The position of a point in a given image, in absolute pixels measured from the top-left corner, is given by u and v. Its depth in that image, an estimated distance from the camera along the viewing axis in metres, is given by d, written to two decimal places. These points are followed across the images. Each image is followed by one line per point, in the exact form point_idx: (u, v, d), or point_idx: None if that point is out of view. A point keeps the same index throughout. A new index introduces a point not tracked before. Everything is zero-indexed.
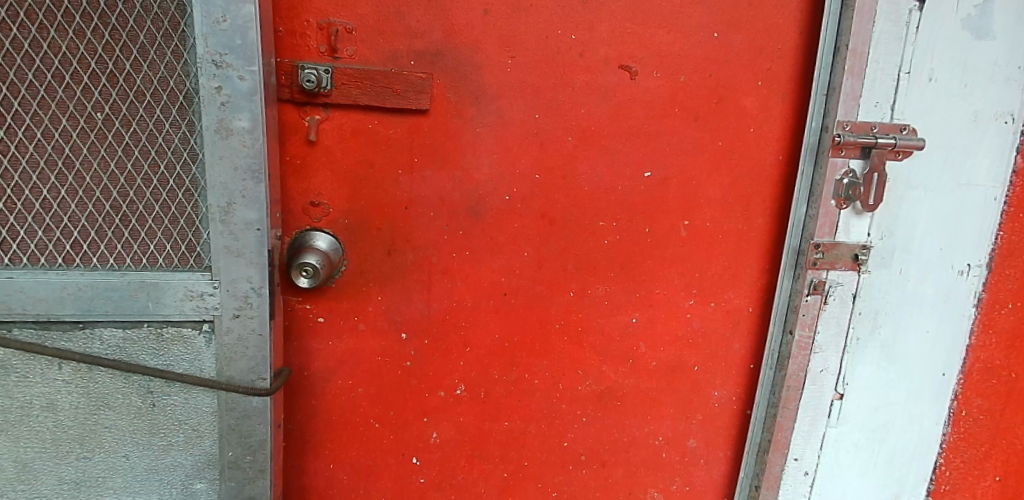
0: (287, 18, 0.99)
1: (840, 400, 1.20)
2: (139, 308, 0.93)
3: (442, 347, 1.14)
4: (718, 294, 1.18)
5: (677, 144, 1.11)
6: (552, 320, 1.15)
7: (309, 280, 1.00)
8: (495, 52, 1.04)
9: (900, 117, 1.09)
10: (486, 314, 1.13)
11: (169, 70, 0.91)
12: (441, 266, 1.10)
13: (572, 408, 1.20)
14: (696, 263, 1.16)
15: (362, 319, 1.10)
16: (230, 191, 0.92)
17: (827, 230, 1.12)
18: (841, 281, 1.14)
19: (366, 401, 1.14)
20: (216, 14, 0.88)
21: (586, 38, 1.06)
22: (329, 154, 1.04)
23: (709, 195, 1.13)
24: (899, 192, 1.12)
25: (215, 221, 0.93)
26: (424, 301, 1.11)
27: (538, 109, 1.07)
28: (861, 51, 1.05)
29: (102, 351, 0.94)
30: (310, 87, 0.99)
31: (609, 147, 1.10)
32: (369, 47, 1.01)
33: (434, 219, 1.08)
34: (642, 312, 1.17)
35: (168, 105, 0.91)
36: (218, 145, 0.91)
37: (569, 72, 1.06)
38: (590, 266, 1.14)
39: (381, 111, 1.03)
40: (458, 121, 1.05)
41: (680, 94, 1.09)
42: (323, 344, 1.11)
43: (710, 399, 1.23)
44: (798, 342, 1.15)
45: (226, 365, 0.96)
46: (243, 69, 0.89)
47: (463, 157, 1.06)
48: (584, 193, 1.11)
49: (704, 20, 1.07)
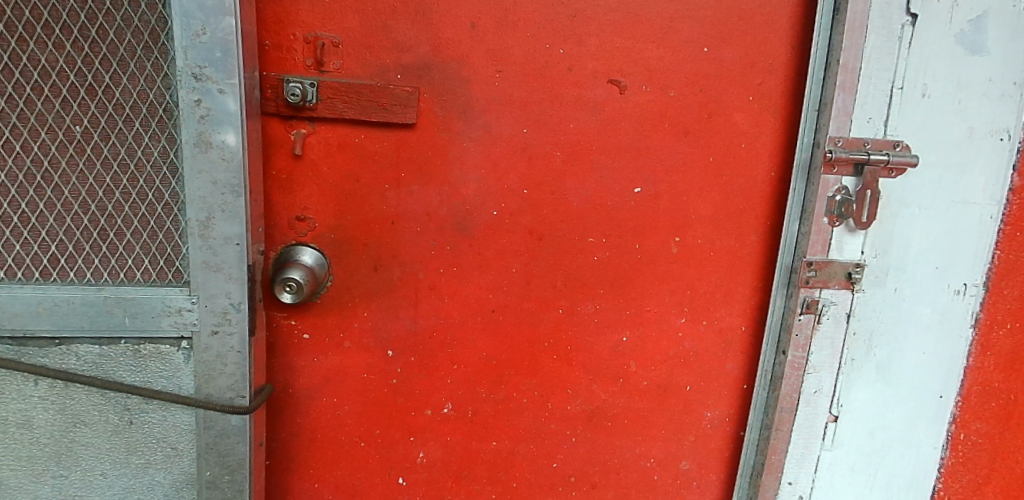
0: (274, 32, 0.98)
1: (835, 422, 1.17)
2: (115, 324, 0.92)
3: (429, 365, 1.13)
4: (710, 312, 1.17)
5: (667, 159, 1.10)
6: (542, 338, 1.15)
7: (291, 296, 1.00)
8: (482, 66, 1.03)
9: (893, 133, 1.07)
10: (474, 332, 1.13)
11: (148, 83, 0.90)
12: (428, 282, 1.10)
13: (562, 428, 1.18)
14: (687, 281, 1.15)
15: (348, 336, 1.10)
16: (209, 205, 0.91)
17: (821, 248, 1.09)
18: (835, 300, 1.12)
19: (351, 420, 1.13)
20: (197, 26, 0.87)
21: (575, 52, 1.05)
22: (315, 169, 1.03)
23: (700, 211, 1.12)
24: (892, 210, 1.10)
25: (193, 235, 0.91)
26: (410, 318, 1.11)
27: (526, 123, 1.06)
28: (853, 66, 1.04)
29: (78, 368, 0.92)
30: (295, 101, 0.98)
31: (598, 162, 1.08)
32: (356, 61, 1.00)
33: (420, 234, 1.07)
34: (633, 331, 1.16)
35: (148, 118, 0.90)
36: (197, 158, 0.90)
37: (557, 86, 1.05)
38: (579, 283, 1.13)
39: (367, 125, 1.02)
40: (445, 135, 1.04)
41: (670, 109, 1.08)
42: (308, 361, 1.10)
43: (703, 420, 1.21)
44: (792, 362, 1.13)
45: (204, 383, 0.94)
46: (224, 82, 0.88)
47: (451, 172, 1.06)
48: (573, 209, 1.10)
49: (694, 34, 1.06)
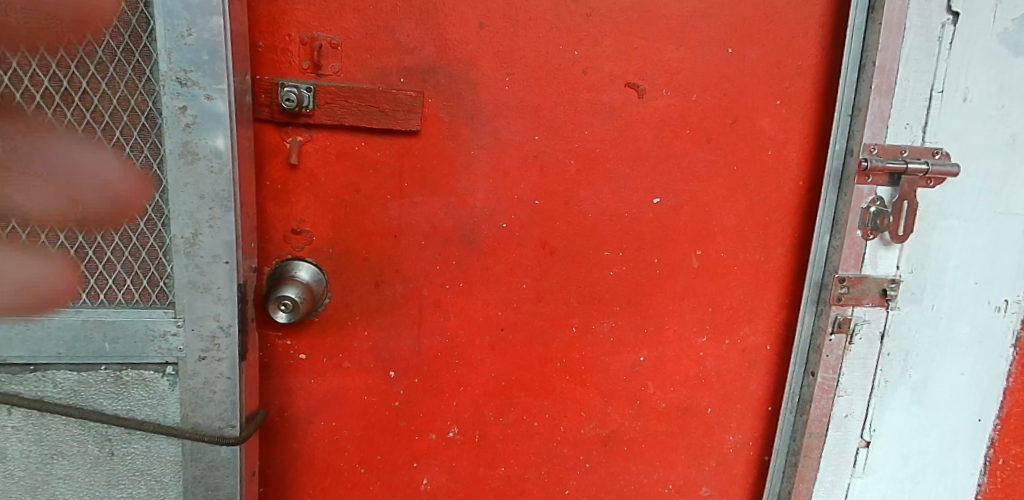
0: (268, 32, 0.91)
1: (867, 447, 1.10)
2: (94, 349, 0.85)
3: (434, 387, 1.06)
4: (733, 331, 1.10)
5: (688, 168, 1.02)
6: (554, 357, 1.08)
7: (287, 315, 0.93)
8: (491, 68, 0.96)
9: (932, 140, 1.00)
10: (482, 351, 1.06)
11: (129, 89, 0.83)
12: (432, 298, 1.03)
13: (575, 453, 1.11)
14: (709, 297, 1.08)
15: (348, 357, 1.03)
16: (196, 221, 0.84)
17: (854, 263, 1.02)
18: (868, 318, 1.04)
19: (351, 445, 1.06)
20: (181, 26, 0.80)
21: (590, 53, 0.98)
22: (312, 179, 0.96)
23: (723, 223, 1.05)
24: (930, 222, 1.03)
25: (179, 253, 0.84)
26: (414, 337, 1.04)
27: (538, 130, 0.99)
28: (889, 68, 0.96)
29: (54, 396, 0.85)
30: (290, 106, 0.91)
31: (614, 171, 1.01)
32: (356, 63, 0.93)
33: (425, 248, 1.00)
34: (651, 350, 1.09)
35: (129, 126, 0.83)
36: (183, 170, 0.83)
37: (571, 90, 0.98)
38: (594, 299, 1.06)
39: (368, 132, 0.95)
40: (452, 143, 0.97)
41: (691, 114, 1.01)
42: (304, 383, 1.03)
43: (725, 444, 1.14)
44: (822, 384, 1.06)
45: (191, 411, 0.87)
46: (211, 87, 0.81)
47: (458, 182, 0.99)
48: (587, 221, 1.03)
49: (717, 34, 0.99)
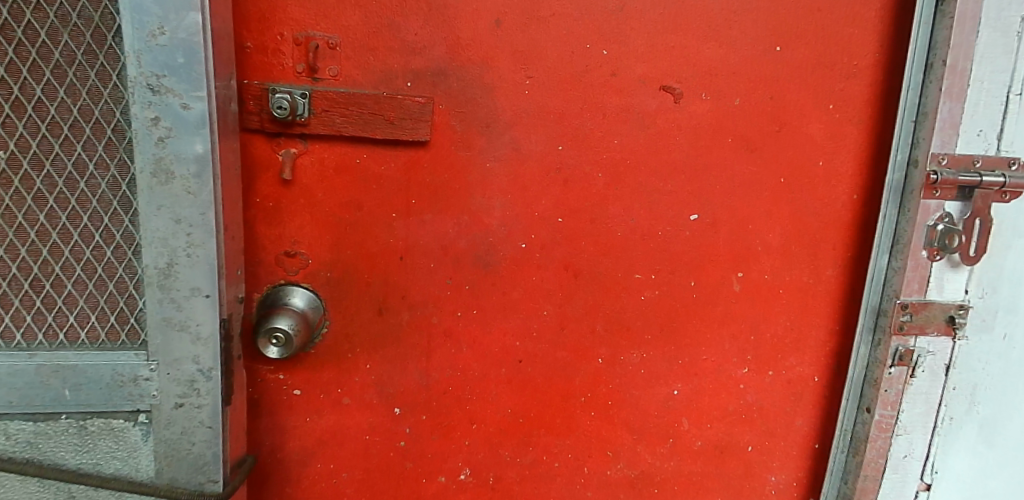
0: (257, 31, 0.80)
1: (928, 491, 0.99)
2: (52, 397, 0.74)
3: (444, 425, 0.95)
4: (777, 361, 0.98)
5: (730, 180, 0.91)
6: (577, 392, 0.96)
7: (278, 350, 0.82)
8: (508, 70, 0.85)
9: (1009, 149, 0.88)
10: (497, 386, 0.95)
11: (92, 97, 0.72)
12: (442, 327, 0.92)
13: (600, 496, 1.00)
14: (751, 324, 0.96)
15: (348, 393, 0.92)
16: (171, 249, 0.73)
17: (917, 287, 0.91)
18: (932, 348, 0.93)
19: (351, 489, 0.95)
20: (152, 24, 0.70)
21: (621, 53, 0.86)
22: (307, 196, 0.85)
23: (768, 242, 0.94)
24: (1004, 240, 0.91)
25: (152, 286, 0.74)
26: (421, 370, 0.93)
27: (562, 139, 0.88)
28: (962, 68, 0.85)
29: (8, 449, 0.75)
30: (282, 115, 0.80)
31: (647, 184, 0.90)
32: (357, 65, 0.83)
33: (434, 271, 0.89)
34: (686, 383, 0.98)
35: (91, 141, 0.73)
36: (155, 191, 0.72)
37: (599, 95, 0.87)
38: (623, 328, 0.95)
39: (370, 142, 0.85)
40: (464, 154, 0.86)
41: (734, 120, 0.90)
42: (299, 422, 0.92)
43: (766, 485, 1.03)
44: (879, 423, 0.94)
45: (167, 465, 0.77)
46: (188, 95, 0.71)
47: (471, 197, 0.88)
48: (616, 241, 0.92)
49: (764, 30, 0.88)
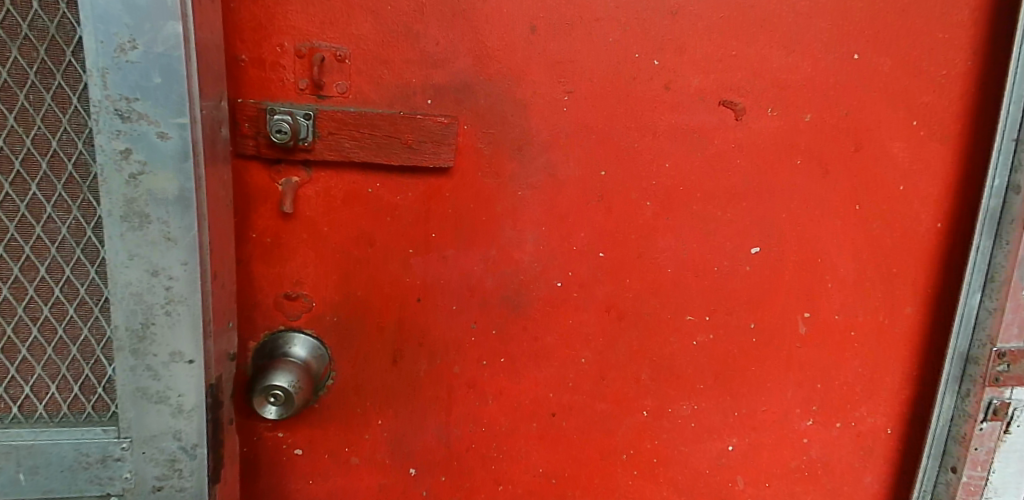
0: (252, 42, 0.69)
1: None
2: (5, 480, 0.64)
3: (466, 486, 0.83)
4: (847, 411, 0.86)
5: (797, 208, 0.79)
6: (618, 448, 0.84)
7: (276, 410, 0.71)
8: (543, 85, 0.73)
9: None
10: (527, 442, 0.83)
11: (49, 126, 0.62)
12: (465, 378, 0.80)
13: None
14: (819, 370, 0.84)
15: (357, 452, 0.80)
16: (145, 305, 0.63)
17: (1016, 332, 0.78)
18: None
19: None
20: (121, 37, 0.58)
21: (674, 62, 0.74)
22: (312, 230, 0.74)
23: (839, 277, 0.82)
24: None
25: (123, 351, 0.63)
26: (441, 425, 0.81)
27: (604, 162, 0.76)
28: None
29: None
30: (282, 140, 0.68)
31: (702, 214, 0.78)
32: (369, 80, 0.71)
33: (456, 315, 0.78)
34: (742, 437, 0.86)
35: (49, 179, 0.62)
36: (127, 237, 0.61)
37: (649, 111, 0.75)
38: (672, 376, 0.83)
39: (383, 169, 0.73)
40: (493, 182, 0.75)
41: (803, 139, 0.78)
42: (301, 485, 0.80)
43: None
44: (967, 485, 0.82)
45: None
46: (167, 121, 0.60)
47: (499, 230, 0.76)
48: (666, 278, 0.80)
49: (840, 35, 0.76)
